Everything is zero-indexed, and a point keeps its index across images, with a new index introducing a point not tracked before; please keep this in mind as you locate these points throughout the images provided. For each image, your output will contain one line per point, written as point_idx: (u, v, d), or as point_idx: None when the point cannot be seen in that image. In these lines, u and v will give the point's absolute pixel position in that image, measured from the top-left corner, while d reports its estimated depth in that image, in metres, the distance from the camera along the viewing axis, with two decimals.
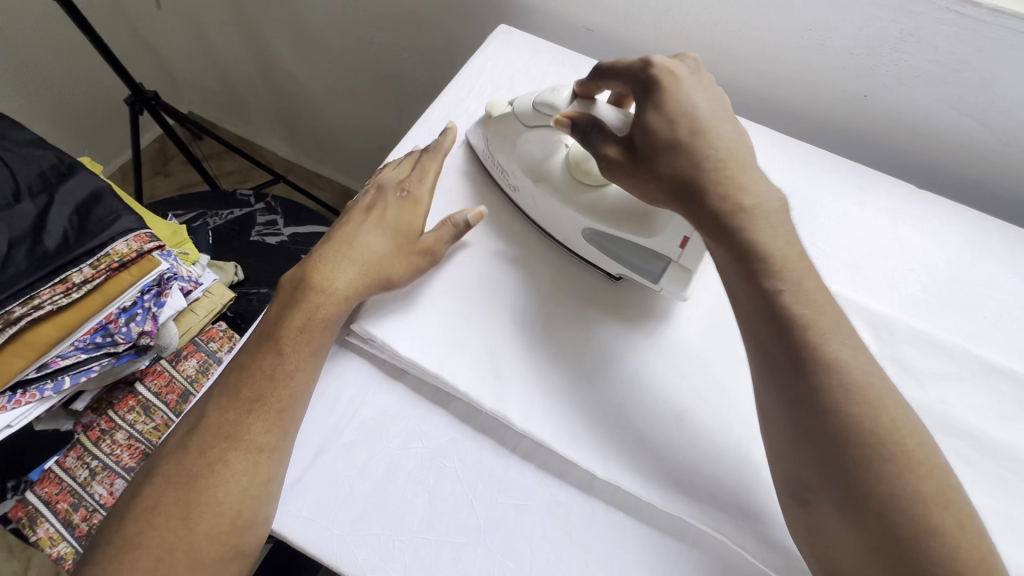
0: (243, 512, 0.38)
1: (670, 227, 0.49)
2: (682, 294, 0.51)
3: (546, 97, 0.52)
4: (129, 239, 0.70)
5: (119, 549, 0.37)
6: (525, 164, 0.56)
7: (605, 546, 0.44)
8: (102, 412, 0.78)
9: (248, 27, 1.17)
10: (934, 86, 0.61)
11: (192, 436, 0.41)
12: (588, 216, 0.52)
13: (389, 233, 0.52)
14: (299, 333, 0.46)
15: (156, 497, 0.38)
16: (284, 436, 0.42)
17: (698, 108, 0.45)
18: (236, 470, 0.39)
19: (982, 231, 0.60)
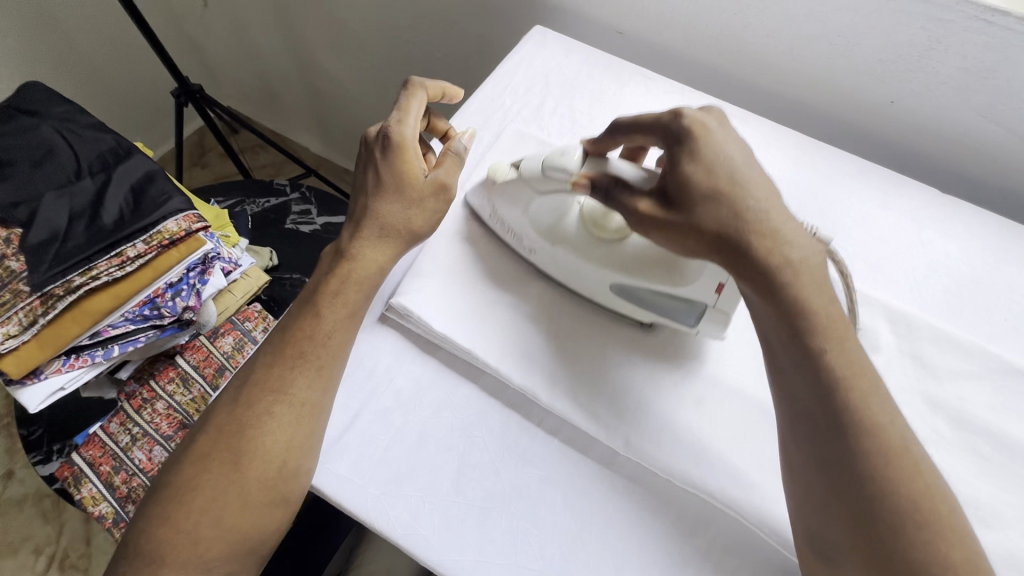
0: (287, 461, 0.42)
1: (703, 276, 0.47)
2: (719, 332, 0.50)
3: (556, 160, 0.50)
4: (179, 218, 0.75)
5: (179, 490, 0.40)
6: (539, 227, 0.54)
7: (624, 519, 0.46)
8: (144, 382, 0.82)
9: (290, 25, 1.22)
10: (960, 94, 0.62)
11: (241, 392, 0.44)
12: (617, 271, 0.50)
13: (393, 192, 0.49)
14: (336, 296, 0.47)
15: (212, 445, 0.42)
16: (324, 393, 0.44)
17: (736, 159, 0.44)
18: (283, 422, 0.42)
19: (1006, 236, 0.61)
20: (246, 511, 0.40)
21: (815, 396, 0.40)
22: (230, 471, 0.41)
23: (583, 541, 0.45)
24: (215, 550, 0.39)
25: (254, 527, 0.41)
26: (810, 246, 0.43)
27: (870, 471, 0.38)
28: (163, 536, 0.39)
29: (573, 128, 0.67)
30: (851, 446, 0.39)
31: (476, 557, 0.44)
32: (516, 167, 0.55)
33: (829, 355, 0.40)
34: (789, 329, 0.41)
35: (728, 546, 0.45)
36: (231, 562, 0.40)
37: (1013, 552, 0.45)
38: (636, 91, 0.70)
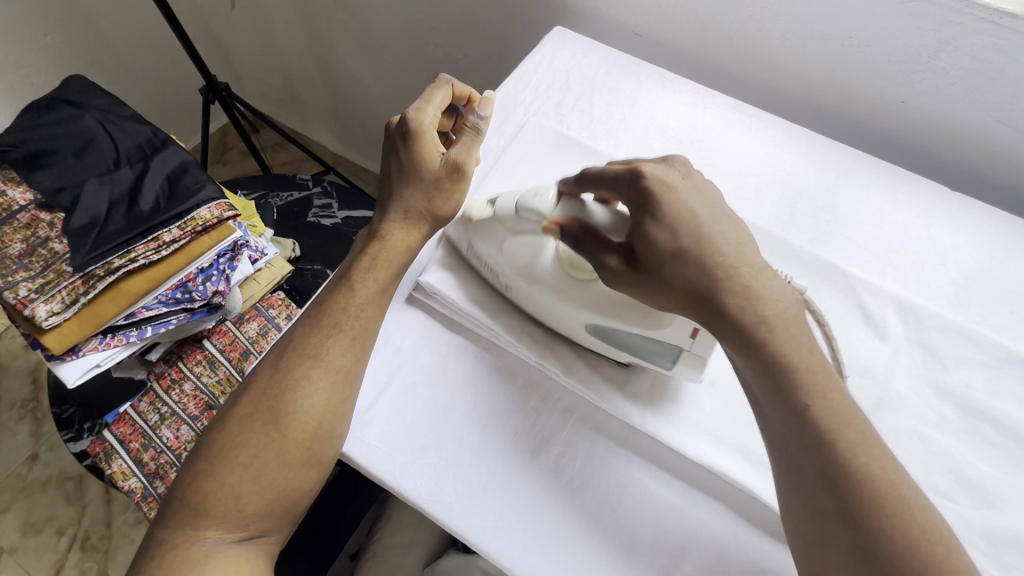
0: (324, 424, 0.45)
1: (675, 326, 0.46)
2: (697, 374, 0.50)
3: (529, 201, 0.50)
4: (212, 206, 0.78)
5: (222, 447, 0.44)
6: (513, 266, 0.52)
7: (639, 491, 0.48)
8: (173, 364, 0.85)
9: (315, 26, 1.26)
10: (970, 93, 0.64)
11: (281, 359, 0.47)
12: (591, 312, 0.49)
13: (416, 176, 0.52)
14: (368, 271, 0.50)
15: (254, 405, 0.45)
16: (358, 361, 0.48)
17: (699, 214, 0.43)
18: (319, 387, 0.45)
19: (1013, 230, 0.62)
20: (284, 469, 0.43)
21: (808, 448, 0.39)
22: (270, 429, 0.44)
23: (600, 511, 0.47)
24: (254, 505, 0.42)
25: (291, 484, 0.44)
26: (785, 296, 0.42)
27: (867, 525, 0.36)
28: (209, 488, 0.42)
29: (591, 123, 0.70)
30: (844, 498, 0.37)
31: (496, 524, 0.46)
32: (491, 204, 0.54)
33: (814, 408, 0.39)
34: (778, 383, 0.40)
35: (739, 519, 0.47)
36: (269, 517, 0.43)
37: (1018, 532, 0.46)
38: (653, 89, 0.73)
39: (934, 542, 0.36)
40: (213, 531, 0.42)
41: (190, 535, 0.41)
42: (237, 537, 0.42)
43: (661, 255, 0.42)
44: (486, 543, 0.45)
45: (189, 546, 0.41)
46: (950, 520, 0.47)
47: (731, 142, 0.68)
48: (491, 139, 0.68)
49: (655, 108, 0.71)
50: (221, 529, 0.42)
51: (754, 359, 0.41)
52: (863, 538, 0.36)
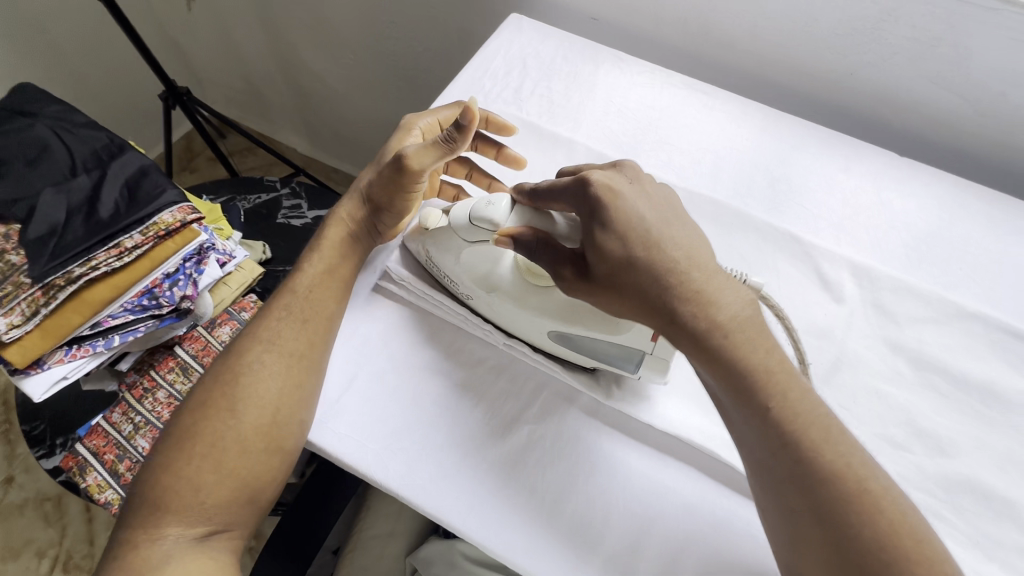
0: (280, 409, 0.46)
1: (633, 331, 0.47)
2: (662, 378, 0.50)
3: (481, 211, 0.49)
4: (174, 210, 0.77)
5: (183, 440, 0.45)
6: (471, 277, 0.52)
7: (610, 462, 0.49)
8: (145, 372, 0.84)
9: (274, 26, 1.24)
10: (912, 62, 0.66)
11: (239, 349, 0.49)
12: (553, 319, 0.50)
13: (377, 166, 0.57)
14: (318, 259, 0.53)
15: (213, 395, 0.47)
16: (313, 346, 0.49)
17: (646, 219, 0.43)
18: (275, 372, 0.47)
19: (959, 191, 0.65)
20: (244, 457, 0.45)
21: (771, 452, 0.39)
22: (226, 417, 0.46)
23: (573, 483, 0.48)
24: (216, 496, 0.44)
25: (253, 472, 0.45)
26: (739, 299, 0.42)
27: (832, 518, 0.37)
28: (170, 482, 0.44)
29: (550, 107, 0.71)
30: (806, 490, 0.38)
31: (471, 504, 0.46)
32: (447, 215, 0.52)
33: (776, 410, 0.39)
34: (740, 392, 0.40)
35: (708, 482, 0.49)
36: (232, 510, 0.44)
37: (970, 476, 0.48)
38: (610, 72, 0.74)
39: (878, 480, 0.38)
40: (174, 527, 0.43)
41: (153, 533, 0.42)
42: (199, 532, 0.43)
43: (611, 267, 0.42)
44: (460, 523, 0.46)
45: (154, 543, 0.42)
46: (907, 470, 0.49)
47: (688, 121, 0.70)
48: None
49: (614, 90, 0.72)
50: (182, 526, 0.43)
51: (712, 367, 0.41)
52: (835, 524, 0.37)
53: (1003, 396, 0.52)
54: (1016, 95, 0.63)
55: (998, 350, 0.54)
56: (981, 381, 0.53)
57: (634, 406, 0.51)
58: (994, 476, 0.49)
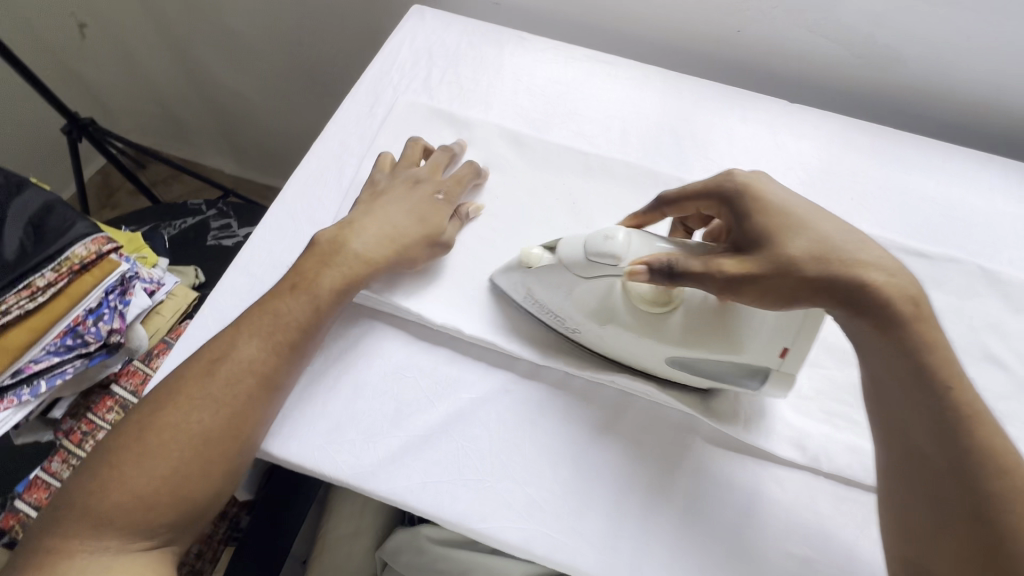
0: (251, 433, 0.46)
1: (761, 344, 0.45)
2: (783, 392, 0.48)
3: (598, 246, 0.46)
4: (88, 242, 0.73)
5: (138, 457, 0.43)
6: (581, 307, 0.50)
7: (553, 420, 0.51)
8: (81, 416, 0.80)
9: (179, 44, 1.20)
10: (791, 14, 0.71)
11: (217, 366, 0.47)
12: (674, 345, 0.47)
13: (409, 214, 0.56)
14: (332, 288, 0.51)
15: (182, 417, 0.45)
16: (293, 371, 0.49)
17: (797, 204, 0.45)
18: (253, 404, 0.47)
19: (844, 128, 0.71)
20: (206, 478, 0.44)
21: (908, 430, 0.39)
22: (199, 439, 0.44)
23: (519, 446, 0.49)
24: (166, 517, 0.43)
25: (211, 491, 0.45)
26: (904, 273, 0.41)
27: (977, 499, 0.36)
28: (123, 499, 0.43)
29: (462, 93, 0.72)
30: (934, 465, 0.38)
31: (423, 481, 0.47)
32: (549, 250, 0.50)
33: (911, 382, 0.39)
34: (907, 381, 0.39)
35: (648, 423, 0.51)
36: (181, 526, 0.44)
37: None
38: (515, 52, 0.75)
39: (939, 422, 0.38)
40: (112, 540, 0.42)
41: (87, 544, 0.42)
42: (144, 544, 0.43)
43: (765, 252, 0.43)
44: (414, 501, 0.46)
45: (90, 554, 0.42)
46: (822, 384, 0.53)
47: (596, 91, 0.72)
48: (363, 123, 0.68)
49: (520, 69, 0.74)
50: (125, 539, 0.42)
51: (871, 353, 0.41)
52: (961, 482, 0.37)
53: None
54: (881, 34, 0.70)
55: None
56: None
57: (573, 364, 0.52)
58: None
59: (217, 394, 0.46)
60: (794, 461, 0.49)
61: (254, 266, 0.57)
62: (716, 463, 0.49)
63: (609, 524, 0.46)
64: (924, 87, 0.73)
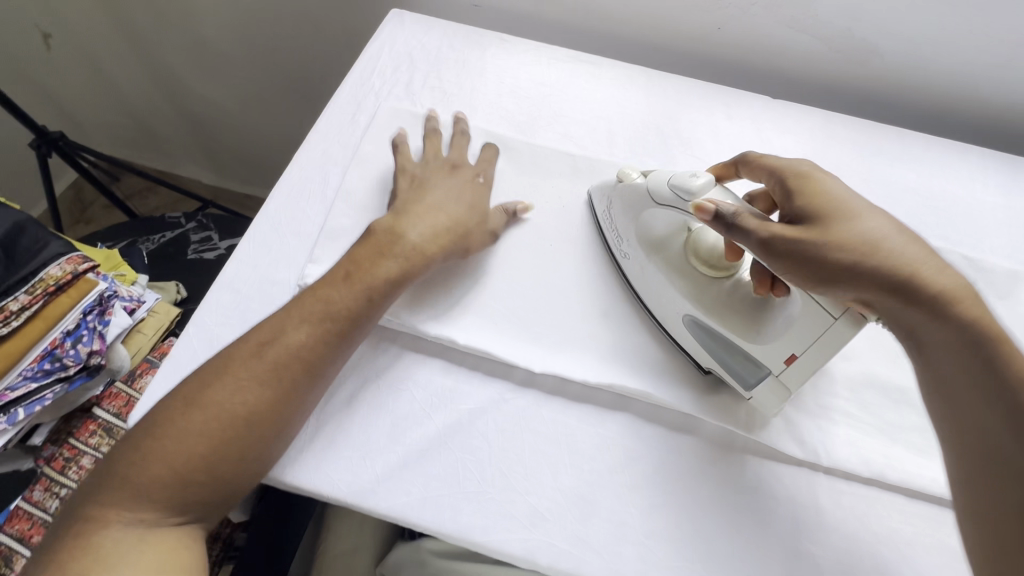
0: (285, 420, 0.45)
1: (781, 338, 0.46)
2: (773, 407, 0.49)
3: (682, 180, 0.49)
4: (62, 262, 0.71)
5: (182, 431, 0.43)
6: (643, 238, 0.55)
7: (553, 428, 0.50)
8: (63, 442, 0.77)
9: (151, 53, 1.17)
10: (770, 10, 0.71)
11: (266, 347, 0.46)
12: (698, 305, 0.50)
13: (464, 205, 0.57)
14: (384, 281, 0.50)
15: (226, 396, 0.44)
16: (336, 360, 0.48)
17: (856, 199, 0.45)
18: (293, 389, 0.46)
19: (827, 123, 0.71)
20: (238, 460, 0.43)
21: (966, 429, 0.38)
22: (239, 420, 0.44)
23: (518, 456, 0.49)
24: (199, 494, 0.43)
25: (240, 475, 0.44)
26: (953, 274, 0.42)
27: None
28: (161, 473, 0.42)
29: (445, 97, 0.71)
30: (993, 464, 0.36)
31: (422, 495, 0.46)
32: (643, 177, 0.55)
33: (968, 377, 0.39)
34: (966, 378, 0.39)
35: (647, 425, 0.51)
36: (211, 506, 0.44)
37: (870, 373, 0.54)
38: (497, 54, 0.75)
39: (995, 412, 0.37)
40: (147, 513, 0.42)
41: (123, 514, 0.41)
42: (176, 520, 0.43)
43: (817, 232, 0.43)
44: (414, 516, 0.46)
45: (124, 524, 0.41)
46: (816, 379, 0.53)
47: (580, 92, 0.72)
48: (346, 130, 0.67)
49: (504, 72, 0.73)
50: (158, 512, 0.42)
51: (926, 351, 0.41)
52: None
53: None
54: (859, 28, 0.70)
55: None
56: None
57: (570, 370, 0.52)
58: (890, 368, 0.54)
59: (261, 375, 0.45)
60: (793, 457, 0.49)
61: (239, 282, 0.55)
62: (716, 464, 0.49)
63: (614, 529, 0.46)
64: (902, 79, 0.75)
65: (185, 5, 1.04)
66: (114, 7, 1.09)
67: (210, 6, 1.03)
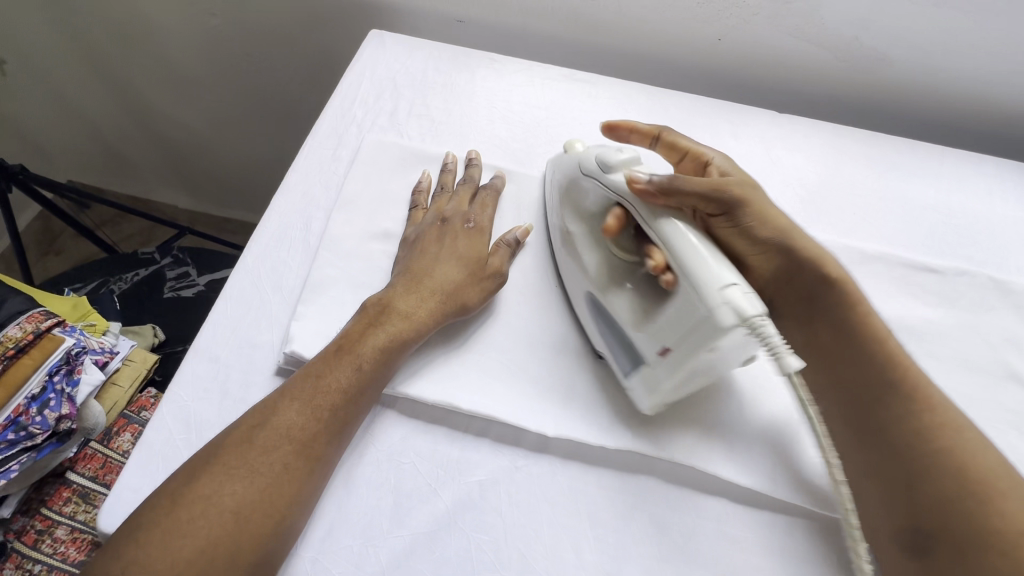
0: (285, 517, 0.40)
1: (658, 323, 0.44)
2: (644, 401, 0.47)
3: (613, 153, 0.49)
4: (21, 321, 0.63)
5: (167, 533, 0.37)
6: (575, 209, 0.54)
7: (571, 498, 0.46)
8: (34, 513, 0.65)
9: (116, 76, 1.09)
10: (774, 20, 0.67)
11: (255, 431, 0.41)
12: (598, 281, 0.50)
13: (462, 263, 0.52)
14: (381, 352, 0.46)
15: (215, 488, 0.38)
16: (337, 446, 0.44)
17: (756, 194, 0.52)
18: (293, 477, 0.41)
19: (837, 138, 0.68)
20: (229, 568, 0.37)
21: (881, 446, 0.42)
22: (229, 518, 0.38)
23: (537, 532, 0.44)
24: None
25: None
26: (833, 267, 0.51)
27: (956, 474, 0.39)
28: None
29: (433, 125, 0.66)
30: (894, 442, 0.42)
31: None
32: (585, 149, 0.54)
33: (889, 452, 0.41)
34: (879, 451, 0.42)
35: (672, 488, 0.47)
36: None
37: None
38: (487, 77, 0.70)
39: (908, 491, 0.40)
40: None
41: None
42: None
43: (760, 222, 0.49)
44: None
45: None
46: None
47: (578, 115, 0.68)
48: (328, 168, 0.62)
49: (494, 95, 0.69)
50: None
51: (812, 336, 0.48)
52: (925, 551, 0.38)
53: (917, 330, 0.55)
54: (867, 37, 0.67)
55: (904, 286, 0.57)
56: (896, 319, 0.55)
57: (585, 431, 0.48)
58: None
59: (257, 465, 0.40)
60: (831, 516, 0.46)
61: (218, 348, 0.50)
62: (750, 528, 0.46)
63: None
64: (910, 87, 0.71)
65: (150, 26, 0.97)
66: (71, 30, 1.01)
67: (177, 26, 0.96)
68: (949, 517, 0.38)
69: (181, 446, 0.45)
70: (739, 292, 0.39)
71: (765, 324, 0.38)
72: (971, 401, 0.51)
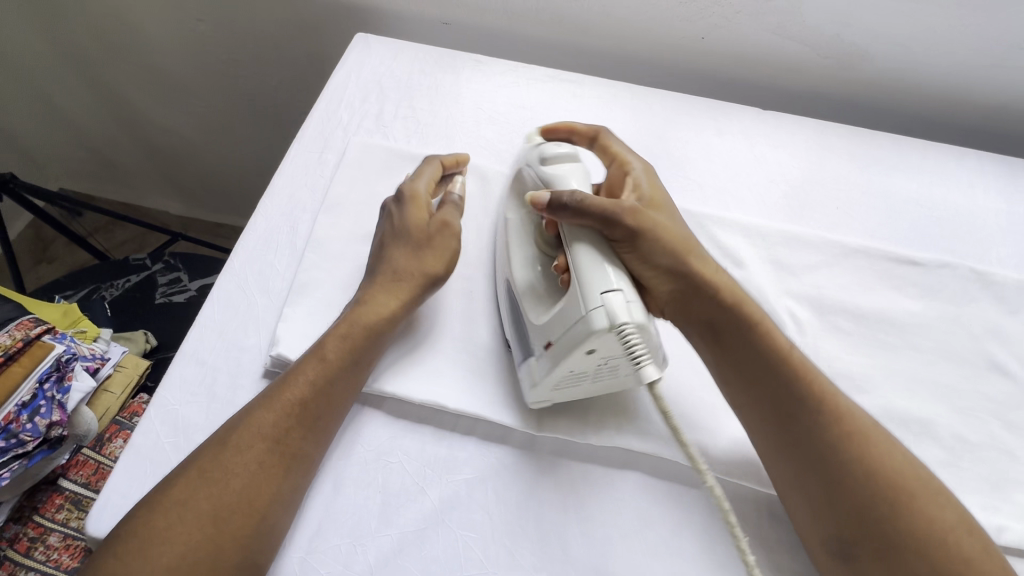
0: (265, 519, 0.40)
1: (549, 320, 0.45)
2: (528, 394, 0.47)
3: (553, 154, 0.51)
4: (10, 329, 0.62)
5: (147, 539, 0.37)
6: (517, 199, 0.55)
7: (558, 494, 0.46)
8: (26, 520, 0.64)
9: (105, 83, 1.09)
10: (757, 17, 0.68)
11: (229, 434, 0.42)
12: (513, 275, 0.50)
13: (404, 240, 0.52)
14: (342, 342, 0.46)
15: (191, 493, 0.39)
16: (317, 444, 0.44)
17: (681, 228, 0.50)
18: (269, 476, 0.41)
19: (822, 134, 0.69)
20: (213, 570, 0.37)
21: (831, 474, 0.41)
22: (207, 522, 0.38)
23: (524, 529, 0.44)
24: None
25: None
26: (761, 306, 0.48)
27: (890, 493, 0.39)
28: None
29: (419, 127, 0.66)
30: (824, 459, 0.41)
31: None
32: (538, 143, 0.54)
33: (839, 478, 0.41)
34: (828, 485, 0.41)
35: (658, 483, 0.47)
36: None
37: (889, 405, 0.50)
38: (472, 78, 0.71)
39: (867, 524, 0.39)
40: None
41: None
42: None
43: (658, 247, 0.46)
44: None
45: None
46: None
47: (563, 114, 0.68)
48: (314, 171, 0.62)
49: (480, 97, 0.69)
50: None
51: (719, 355, 0.47)
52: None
53: (900, 322, 0.55)
54: (848, 33, 0.67)
55: (888, 279, 0.58)
56: (878, 312, 0.56)
57: (571, 429, 0.48)
58: (905, 399, 0.51)
59: (232, 468, 0.40)
60: None
61: (207, 354, 0.50)
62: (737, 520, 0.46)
63: None
64: (892, 83, 0.72)
65: (139, 34, 0.97)
66: (58, 38, 1.01)
67: (164, 33, 0.96)
68: (889, 535, 0.38)
69: (169, 449, 0.46)
70: (620, 298, 0.41)
71: (632, 335, 0.40)
72: (954, 391, 0.52)
